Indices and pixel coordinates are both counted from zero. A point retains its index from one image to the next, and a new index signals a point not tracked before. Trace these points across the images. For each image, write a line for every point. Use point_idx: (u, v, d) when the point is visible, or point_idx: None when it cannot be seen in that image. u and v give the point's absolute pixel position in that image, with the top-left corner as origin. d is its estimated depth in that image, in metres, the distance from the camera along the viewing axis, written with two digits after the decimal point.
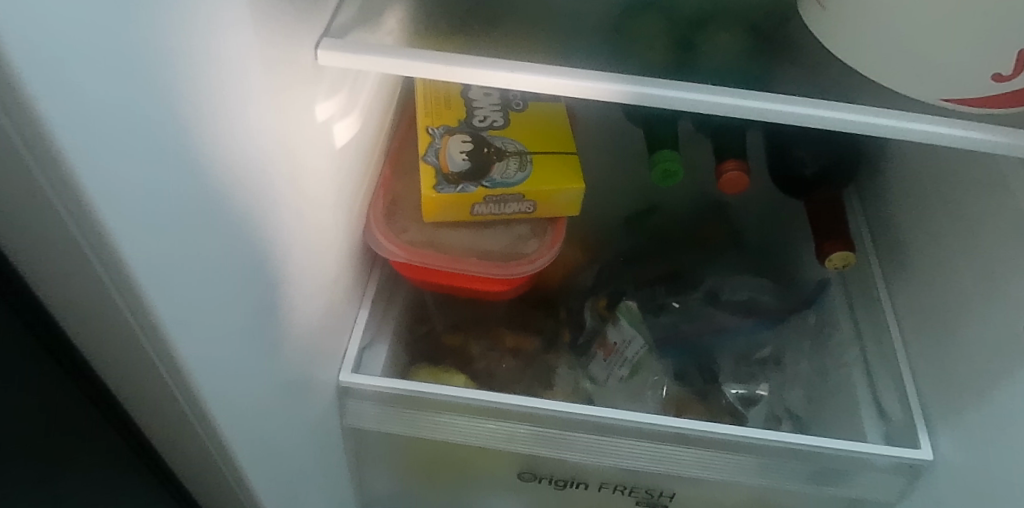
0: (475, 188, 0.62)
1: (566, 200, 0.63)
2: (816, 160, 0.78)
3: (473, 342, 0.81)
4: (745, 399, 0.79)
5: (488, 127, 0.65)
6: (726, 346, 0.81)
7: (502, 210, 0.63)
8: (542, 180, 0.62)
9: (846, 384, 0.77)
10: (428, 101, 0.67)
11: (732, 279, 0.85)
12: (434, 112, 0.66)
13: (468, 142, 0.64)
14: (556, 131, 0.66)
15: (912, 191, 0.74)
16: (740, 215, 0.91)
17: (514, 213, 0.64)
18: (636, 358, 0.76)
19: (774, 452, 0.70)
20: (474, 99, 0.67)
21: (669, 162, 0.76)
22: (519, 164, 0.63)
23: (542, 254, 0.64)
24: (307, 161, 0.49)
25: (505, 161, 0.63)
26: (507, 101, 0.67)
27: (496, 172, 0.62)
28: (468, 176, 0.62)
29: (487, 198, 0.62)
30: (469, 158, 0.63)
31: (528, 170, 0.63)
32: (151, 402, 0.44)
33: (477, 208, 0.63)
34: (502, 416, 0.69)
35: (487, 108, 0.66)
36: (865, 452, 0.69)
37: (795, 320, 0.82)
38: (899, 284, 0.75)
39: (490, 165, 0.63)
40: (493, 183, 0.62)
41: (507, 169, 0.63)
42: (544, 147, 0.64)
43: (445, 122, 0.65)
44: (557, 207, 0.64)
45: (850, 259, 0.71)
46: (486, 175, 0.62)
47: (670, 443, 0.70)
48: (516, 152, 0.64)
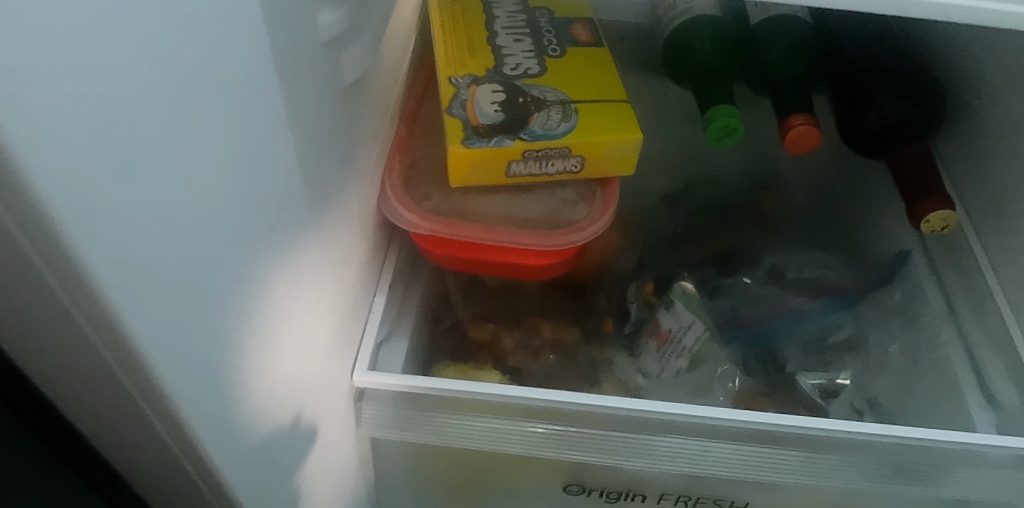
0: (512, 141, 0.51)
1: (619, 154, 0.53)
2: (896, 109, 0.67)
3: (506, 334, 0.70)
4: (825, 391, 0.68)
5: (522, 75, 0.55)
6: (797, 331, 0.70)
7: (543, 169, 0.53)
8: (591, 131, 0.52)
9: (941, 369, 0.66)
10: (449, 48, 0.57)
11: (798, 255, 0.75)
12: (458, 61, 0.56)
13: (500, 91, 0.54)
14: (603, 76, 0.56)
15: (1015, 140, 0.63)
16: (797, 184, 0.81)
17: (557, 174, 0.53)
18: (698, 346, 0.65)
19: (874, 445, 0.58)
20: (503, 46, 0.58)
21: (727, 118, 0.67)
22: (562, 115, 0.53)
23: (593, 221, 0.54)
24: (309, 106, 0.39)
25: (546, 111, 0.53)
26: (541, 49, 0.58)
27: (536, 123, 0.52)
28: (502, 128, 0.52)
29: (526, 153, 0.51)
30: (502, 109, 0.53)
31: (574, 120, 0.52)
32: (98, 395, 0.33)
33: (512, 168, 0.52)
34: (551, 416, 0.59)
35: (519, 55, 0.57)
36: (979, 443, 0.57)
37: (879, 296, 0.71)
38: (1005, 251, 0.64)
39: (528, 116, 0.52)
40: (533, 137, 0.51)
41: (548, 119, 0.52)
42: (589, 94, 0.54)
43: (471, 71, 0.55)
44: (609, 163, 0.53)
45: (950, 220, 0.61)
46: (524, 127, 0.52)
47: (754, 443, 0.58)
48: (558, 101, 0.53)
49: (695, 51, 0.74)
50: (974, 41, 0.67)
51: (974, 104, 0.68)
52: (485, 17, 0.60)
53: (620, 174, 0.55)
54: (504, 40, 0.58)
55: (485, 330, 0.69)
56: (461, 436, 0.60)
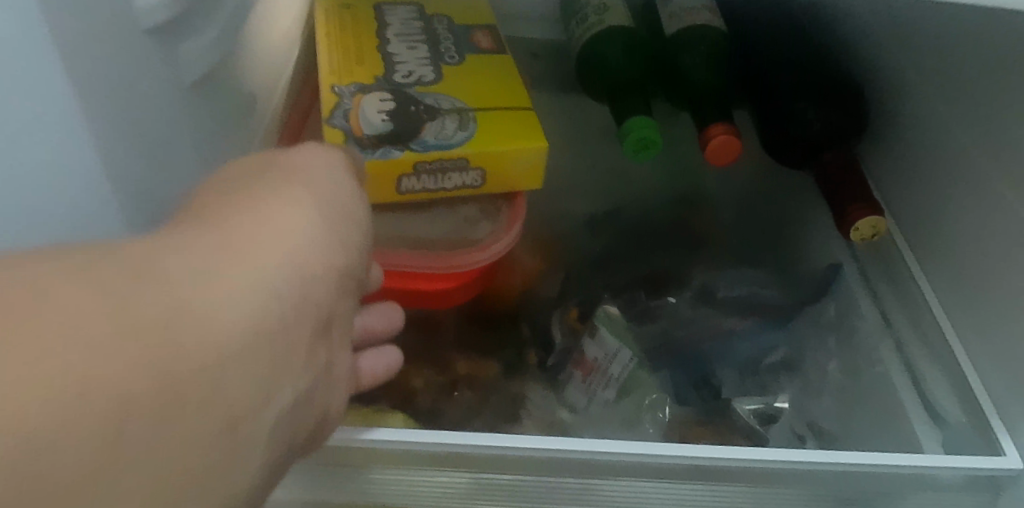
0: (400, 152, 0.46)
1: (525, 167, 0.48)
2: (820, 115, 0.64)
3: (415, 374, 0.63)
4: (762, 415, 0.62)
5: (415, 83, 0.50)
6: (731, 354, 0.65)
7: (440, 183, 0.48)
8: (492, 140, 0.47)
9: (882, 385, 0.62)
10: (334, 57, 0.51)
11: (727, 272, 0.71)
12: (342, 71, 0.51)
13: (389, 99, 0.49)
14: (507, 83, 0.52)
15: (936, 142, 0.61)
16: (723, 199, 0.78)
17: (457, 189, 0.49)
18: (626, 374, 0.60)
19: (822, 476, 0.53)
20: (395, 53, 0.53)
21: (645, 130, 0.63)
22: (458, 123, 0.48)
23: (497, 239, 0.53)
24: (138, 140, 0.39)
25: (440, 120, 0.48)
26: (437, 55, 0.53)
27: (429, 132, 0.47)
28: (390, 138, 0.47)
29: (417, 166, 0.46)
30: (390, 118, 0.47)
31: (472, 128, 0.48)
32: None
33: (403, 182, 0.47)
34: (461, 464, 0.52)
35: (413, 62, 0.52)
36: (935, 467, 0.52)
37: (811, 312, 0.68)
38: (940, 257, 0.61)
39: (420, 125, 0.47)
40: (425, 147, 0.46)
41: (442, 128, 0.47)
42: (492, 102, 0.50)
43: (357, 80, 0.50)
44: (514, 175, 0.49)
45: (879, 227, 0.58)
46: (416, 137, 0.47)
47: (688, 479, 0.53)
48: (455, 109, 0.49)
49: (609, 63, 0.71)
50: (887, 43, 0.65)
51: (894, 108, 0.65)
52: (375, 24, 0.55)
53: (529, 189, 0.51)
54: (395, 47, 0.53)
55: (392, 370, 0.63)
56: (356, 484, 0.53)
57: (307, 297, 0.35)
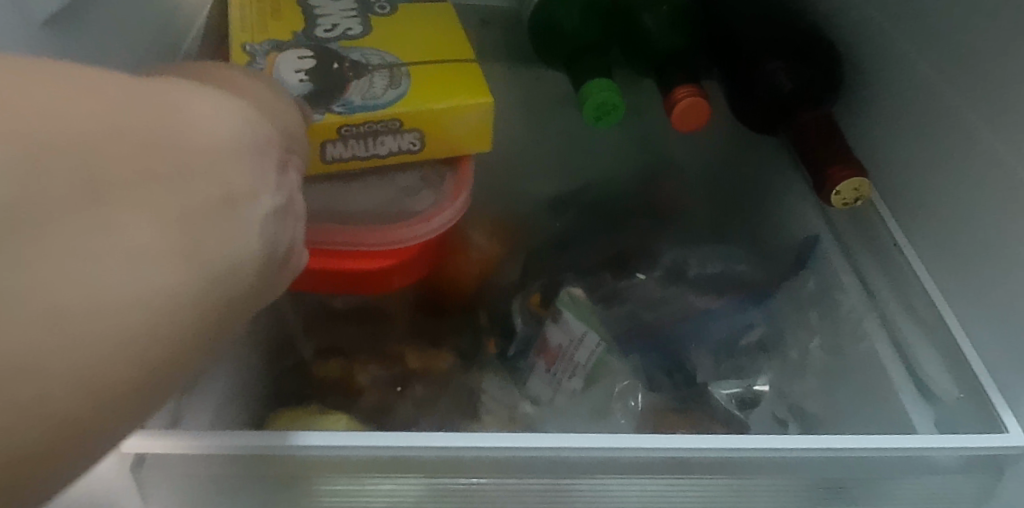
0: (322, 116, 0.43)
1: (469, 125, 0.45)
2: (791, 74, 0.59)
3: (360, 370, 0.57)
4: (741, 400, 0.59)
5: (340, 37, 0.48)
6: (705, 335, 0.60)
7: (372, 150, 0.45)
8: (427, 93, 0.44)
9: (868, 361, 0.57)
10: (249, 12, 0.48)
11: (699, 249, 0.66)
12: (257, 27, 0.48)
13: (309, 58, 0.46)
14: (443, 34, 0.49)
15: (914, 96, 0.57)
16: (687, 171, 0.73)
17: (393, 155, 0.45)
18: (593, 361, 0.55)
19: (813, 464, 0.48)
20: (318, 5, 0.50)
21: (607, 93, 0.57)
22: (388, 81, 0.45)
23: (441, 209, 0.49)
24: None
25: (369, 79, 0.45)
26: (366, 5, 0.51)
27: (355, 92, 0.44)
28: (312, 101, 0.44)
29: (342, 129, 0.43)
30: (310, 78, 0.44)
31: (404, 85, 0.45)
32: None
33: (327, 150, 0.44)
34: (408, 470, 0.46)
35: (336, 16, 0.50)
36: (933, 448, 0.47)
37: (788, 286, 0.64)
38: (926, 225, 0.56)
39: (345, 83, 0.45)
40: (351, 107, 0.43)
41: (371, 87, 0.45)
42: (425, 54, 0.47)
43: (274, 37, 0.47)
44: (457, 134, 0.45)
45: (863, 190, 0.53)
46: (340, 97, 0.44)
47: (664, 474, 0.47)
48: (385, 64, 0.46)
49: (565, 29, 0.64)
50: None
51: (866, 62, 0.61)
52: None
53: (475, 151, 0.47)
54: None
55: (335, 367, 0.57)
56: (287, 494, 0.47)
57: (277, 124, 0.32)
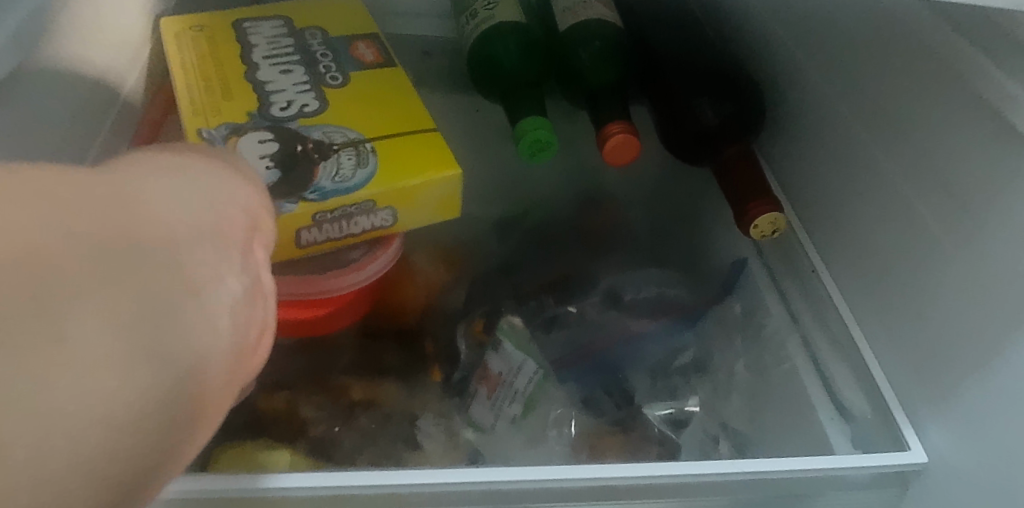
0: (296, 205, 0.46)
1: (435, 198, 0.50)
2: (716, 110, 0.63)
3: (305, 404, 0.59)
4: (673, 420, 0.62)
5: (298, 114, 0.51)
6: (641, 357, 0.64)
7: (348, 228, 0.49)
8: (396, 172, 0.48)
9: (791, 382, 0.61)
10: (199, 94, 0.51)
11: (634, 273, 0.69)
12: (211, 109, 0.50)
13: (270, 139, 0.49)
14: (396, 101, 0.53)
15: (829, 133, 0.61)
16: (619, 197, 0.76)
17: (367, 231, 0.50)
18: (530, 388, 0.58)
19: (729, 487, 0.51)
20: (267, 80, 0.53)
21: (539, 130, 0.60)
22: (355, 160, 0.48)
23: (372, 257, 0.54)
24: None
25: (335, 160, 0.48)
26: (319, 77, 0.54)
27: (326, 175, 0.47)
28: (284, 190, 0.46)
29: (317, 216, 0.47)
30: (277, 164, 0.47)
31: (371, 164, 0.48)
32: None
33: (303, 235, 0.47)
34: (353, 505, 0.48)
35: (288, 91, 0.52)
36: (839, 468, 0.51)
37: (717, 312, 0.67)
38: (841, 254, 0.60)
39: (313, 168, 0.47)
40: (325, 193, 0.47)
41: (340, 169, 0.48)
42: (385, 130, 0.51)
43: (229, 119, 0.49)
44: (426, 207, 0.50)
45: (779, 223, 0.57)
46: (310, 183, 0.47)
47: (597, 500, 0.50)
48: (350, 142, 0.49)
49: (500, 64, 0.66)
50: (779, 32, 0.64)
51: (788, 98, 0.65)
52: (241, 48, 0.55)
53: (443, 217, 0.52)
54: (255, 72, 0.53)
55: (278, 401, 0.58)
56: None
57: (234, 207, 0.32)
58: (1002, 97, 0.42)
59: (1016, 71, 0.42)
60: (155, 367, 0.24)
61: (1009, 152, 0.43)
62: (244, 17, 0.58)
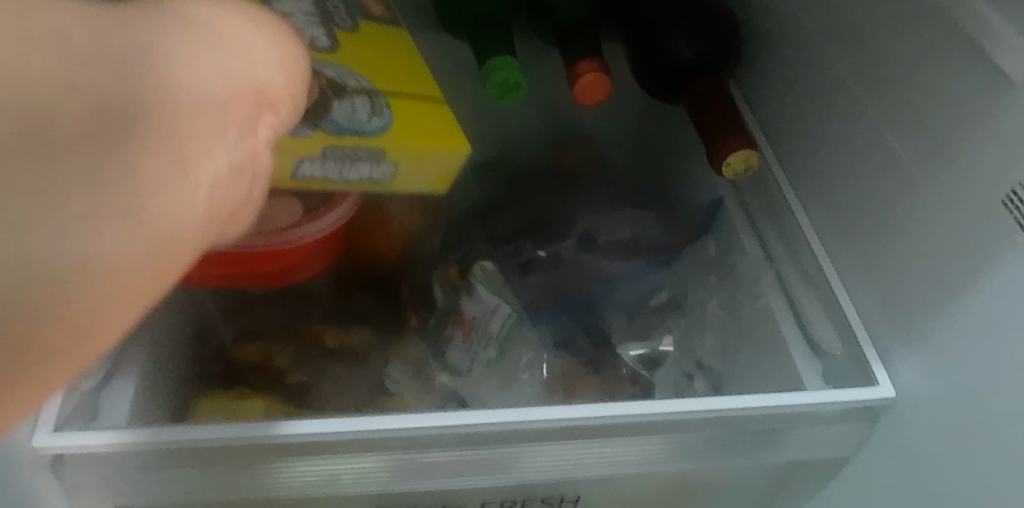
0: (310, 130, 0.44)
1: (436, 170, 0.50)
2: (690, 44, 0.61)
3: (278, 351, 0.59)
4: (647, 361, 0.62)
5: (312, 45, 0.49)
6: (617, 297, 0.64)
7: (347, 174, 0.47)
8: (414, 134, 0.48)
9: (763, 320, 0.61)
10: None
11: (609, 216, 0.69)
12: None
13: None
14: (403, 64, 0.53)
15: (807, 70, 0.59)
16: (601, 141, 0.75)
17: (362, 181, 0.48)
18: (505, 331, 0.58)
19: (701, 423, 0.52)
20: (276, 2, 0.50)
21: (509, 71, 0.58)
22: (371, 108, 0.48)
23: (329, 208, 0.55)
24: None
25: (352, 103, 0.47)
26: (329, 18, 0.53)
27: (340, 113, 0.46)
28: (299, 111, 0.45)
29: (325, 150, 0.45)
30: None
31: (386, 117, 0.48)
32: None
33: (303, 166, 0.45)
34: (326, 450, 0.48)
35: (293, 14, 0.51)
36: (809, 404, 0.52)
37: (692, 250, 0.67)
38: (815, 191, 0.59)
39: (329, 102, 0.46)
40: (341, 130, 0.45)
41: (355, 112, 0.47)
42: (397, 89, 0.51)
43: None
44: (423, 176, 0.50)
45: (751, 161, 0.56)
46: (326, 114, 0.46)
47: (568, 440, 0.51)
48: (364, 91, 0.49)
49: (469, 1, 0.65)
50: None
51: (768, 33, 0.63)
52: None
53: (432, 190, 0.52)
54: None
55: (252, 351, 0.59)
56: (218, 486, 0.48)
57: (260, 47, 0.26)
58: (979, 26, 0.41)
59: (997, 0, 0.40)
60: (94, 237, 0.19)
61: (983, 85, 0.42)
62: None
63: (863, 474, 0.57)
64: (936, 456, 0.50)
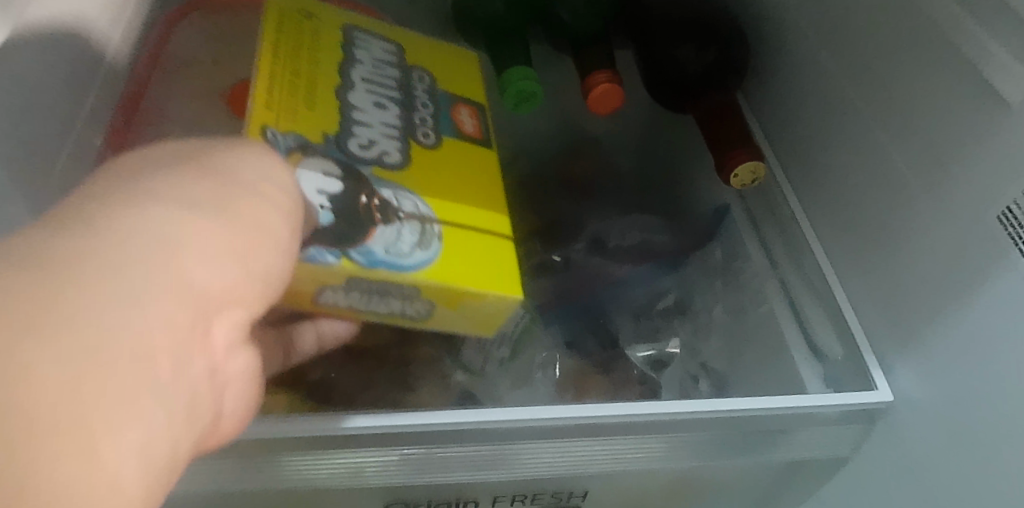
0: (337, 259, 0.40)
1: (479, 311, 0.45)
2: (699, 57, 0.64)
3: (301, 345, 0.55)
4: (655, 362, 0.65)
5: (376, 160, 0.45)
6: (624, 300, 0.66)
7: (375, 306, 0.43)
8: (457, 273, 0.43)
9: (767, 324, 0.63)
10: (279, 78, 0.45)
11: (617, 220, 0.71)
12: (290, 107, 0.44)
13: (334, 175, 0.43)
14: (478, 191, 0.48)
15: (812, 85, 0.61)
16: (611, 146, 0.77)
17: (395, 314, 0.44)
18: (524, 327, 0.61)
19: (707, 424, 0.54)
20: (357, 106, 0.47)
21: (525, 82, 0.61)
22: (417, 237, 0.43)
23: None
24: None
25: (397, 228, 0.42)
26: (411, 127, 0.48)
27: (379, 242, 0.42)
28: (333, 238, 0.41)
29: (349, 280, 0.41)
30: (332, 205, 0.41)
31: (432, 247, 0.43)
32: None
33: (325, 292, 0.42)
34: (349, 445, 0.50)
35: (374, 127, 0.47)
36: (813, 406, 0.54)
37: (697, 256, 0.69)
38: (819, 202, 0.62)
39: (370, 228, 0.42)
40: (373, 262, 0.41)
41: (396, 240, 0.42)
42: (456, 213, 0.45)
43: (303, 132, 0.43)
44: (463, 315, 0.45)
45: (759, 173, 0.58)
46: (361, 242, 0.41)
47: (580, 438, 0.53)
48: (420, 215, 0.43)
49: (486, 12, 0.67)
50: None
51: (776, 48, 0.65)
52: (344, 58, 0.50)
53: (478, 330, 0.47)
54: (334, 212, 0.41)
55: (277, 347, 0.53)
56: (249, 476, 0.51)
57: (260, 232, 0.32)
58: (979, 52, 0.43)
59: (996, 30, 0.43)
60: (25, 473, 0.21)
61: (982, 111, 0.44)
62: (356, 25, 0.52)
63: (860, 473, 0.59)
64: (930, 458, 0.52)
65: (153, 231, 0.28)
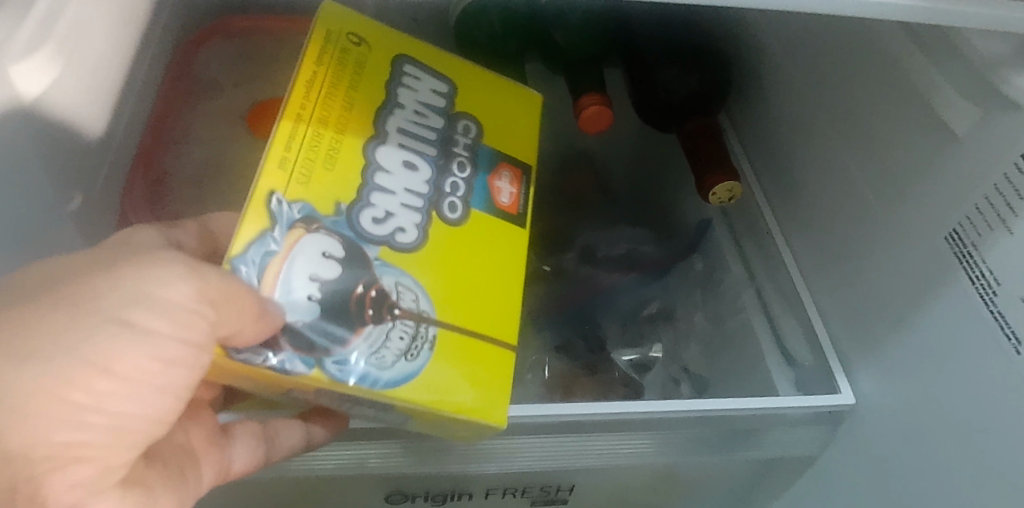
0: (310, 370, 0.41)
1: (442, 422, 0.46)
2: (683, 83, 0.69)
3: None
4: (638, 365, 0.68)
5: (388, 238, 0.45)
6: (612, 307, 0.71)
7: (346, 406, 0.44)
8: (436, 389, 0.44)
9: (745, 332, 0.68)
10: (309, 129, 0.43)
11: (608, 232, 0.75)
12: (311, 165, 0.43)
13: (335, 258, 0.42)
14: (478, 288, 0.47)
15: (789, 110, 0.66)
16: (606, 160, 0.80)
17: (365, 411, 0.46)
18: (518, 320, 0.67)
19: (685, 422, 0.59)
20: (385, 164, 0.46)
21: None
22: (404, 344, 0.43)
23: None
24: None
25: (386, 333, 0.43)
26: (437, 193, 0.48)
27: (365, 348, 0.42)
28: (313, 346, 0.41)
29: (320, 389, 0.42)
30: (319, 299, 0.42)
31: (416, 360, 0.43)
32: None
33: (295, 390, 0.43)
34: (355, 437, 0.55)
35: (397, 197, 0.46)
36: (783, 407, 0.59)
37: (681, 266, 0.73)
38: (794, 219, 0.66)
39: (357, 329, 0.42)
40: (353, 375, 0.42)
41: (383, 350, 0.43)
42: (451, 312, 0.46)
43: (316, 198, 0.43)
44: (428, 421, 0.46)
45: (734, 191, 0.63)
46: (344, 347, 0.42)
47: (566, 434, 0.58)
48: (416, 315, 0.44)
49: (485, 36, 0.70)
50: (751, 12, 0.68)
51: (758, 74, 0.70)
52: (386, 97, 0.48)
53: (436, 431, 0.49)
54: (322, 303, 0.42)
55: None
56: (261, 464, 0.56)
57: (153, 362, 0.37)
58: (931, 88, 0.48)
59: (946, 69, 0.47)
60: None
61: (936, 141, 0.49)
62: (409, 56, 0.50)
63: (827, 471, 0.64)
64: (888, 458, 0.57)
65: (23, 393, 0.34)
